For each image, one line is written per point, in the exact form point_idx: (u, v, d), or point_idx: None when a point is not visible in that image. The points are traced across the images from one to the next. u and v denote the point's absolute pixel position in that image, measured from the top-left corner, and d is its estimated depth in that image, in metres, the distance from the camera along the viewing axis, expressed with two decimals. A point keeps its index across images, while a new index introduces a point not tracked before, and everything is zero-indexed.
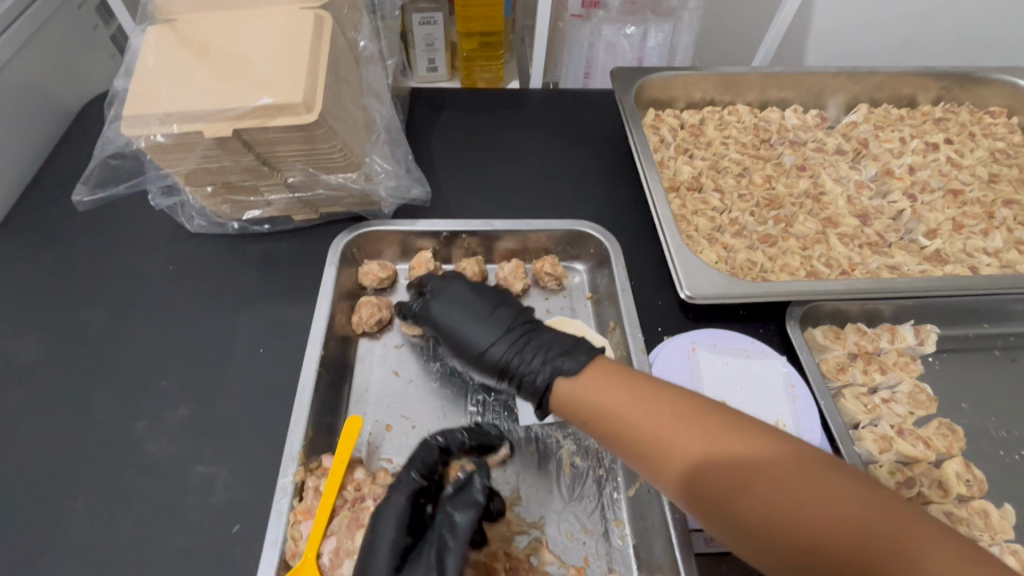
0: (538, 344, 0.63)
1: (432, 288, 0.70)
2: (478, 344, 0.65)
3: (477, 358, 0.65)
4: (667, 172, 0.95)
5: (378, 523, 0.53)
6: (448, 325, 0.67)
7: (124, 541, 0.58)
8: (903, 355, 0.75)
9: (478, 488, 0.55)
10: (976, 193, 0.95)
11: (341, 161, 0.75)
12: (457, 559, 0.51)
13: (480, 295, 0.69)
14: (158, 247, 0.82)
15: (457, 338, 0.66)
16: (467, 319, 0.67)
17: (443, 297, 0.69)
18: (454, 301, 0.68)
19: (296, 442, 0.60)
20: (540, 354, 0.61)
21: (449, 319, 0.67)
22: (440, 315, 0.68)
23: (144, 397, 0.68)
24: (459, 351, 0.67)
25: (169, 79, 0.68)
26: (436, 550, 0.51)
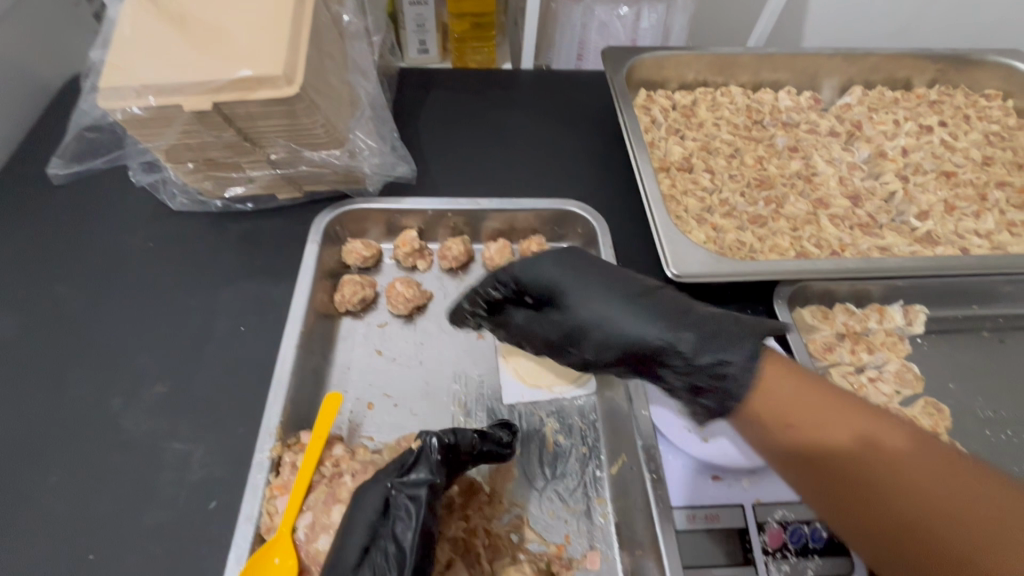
0: (692, 320, 0.56)
1: (548, 267, 0.62)
2: (624, 327, 0.58)
3: (623, 343, 0.58)
4: (658, 152, 0.93)
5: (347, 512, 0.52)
6: (580, 307, 0.61)
7: (98, 517, 0.58)
8: (891, 335, 0.74)
9: (427, 466, 0.54)
10: (969, 175, 0.94)
11: (324, 137, 0.73)
12: (414, 535, 0.49)
13: (607, 272, 0.62)
14: (138, 225, 0.80)
15: (593, 322, 0.60)
16: (602, 300, 0.60)
17: (578, 278, 0.61)
18: (580, 280, 0.61)
19: (273, 418, 0.60)
20: (708, 330, 0.55)
21: (579, 301, 0.61)
22: (581, 298, 0.61)
23: (122, 374, 0.67)
24: (594, 336, 0.60)
25: (147, 50, 0.66)
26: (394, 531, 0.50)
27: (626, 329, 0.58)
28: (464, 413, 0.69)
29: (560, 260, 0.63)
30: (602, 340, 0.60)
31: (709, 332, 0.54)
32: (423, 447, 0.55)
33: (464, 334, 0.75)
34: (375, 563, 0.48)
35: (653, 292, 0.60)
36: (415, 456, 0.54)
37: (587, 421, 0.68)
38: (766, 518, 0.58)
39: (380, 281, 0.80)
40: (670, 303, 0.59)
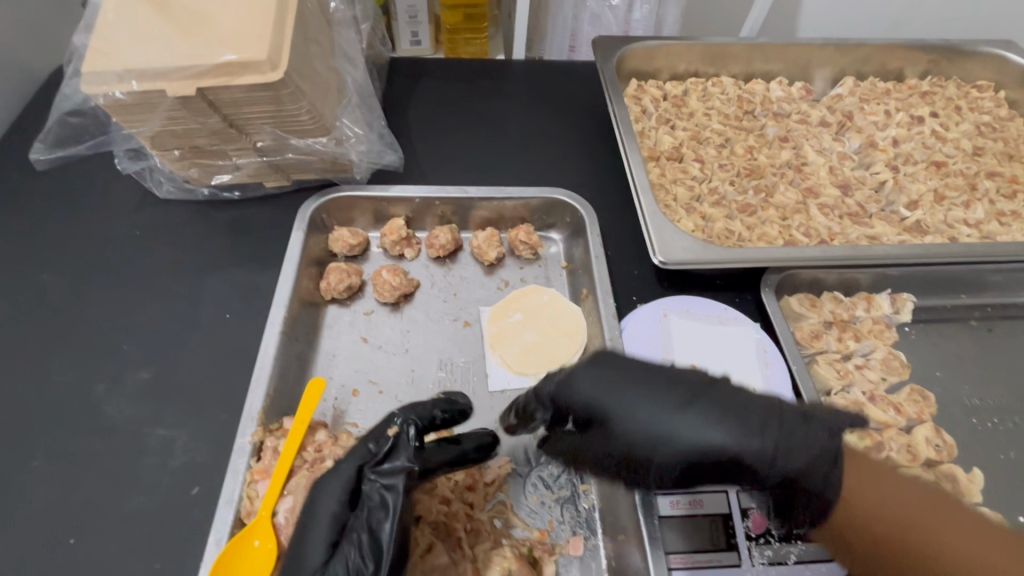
0: (772, 419, 0.46)
1: (587, 380, 0.51)
2: (710, 448, 0.46)
3: (709, 466, 0.46)
4: (648, 142, 0.93)
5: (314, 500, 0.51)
6: (643, 431, 0.48)
7: (79, 503, 0.58)
8: (879, 323, 0.74)
9: (404, 454, 0.53)
10: (960, 165, 0.94)
11: (311, 123, 0.72)
12: (392, 527, 0.48)
13: (664, 375, 0.49)
14: (123, 212, 0.80)
15: (669, 446, 0.47)
16: (659, 419, 0.47)
17: (611, 388, 0.50)
18: (629, 391, 0.49)
19: (255, 404, 0.60)
20: (787, 443, 0.45)
21: (639, 423, 0.48)
22: (623, 413, 0.49)
23: (106, 362, 0.67)
24: (671, 464, 0.47)
25: (128, 33, 0.64)
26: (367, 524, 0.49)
27: (712, 453, 0.46)
28: None
29: (595, 364, 0.51)
30: (684, 467, 0.47)
31: (796, 439, 0.45)
32: (398, 433, 0.54)
33: (450, 322, 0.75)
34: (348, 555, 0.47)
35: (712, 386, 0.48)
36: (391, 443, 0.53)
37: None
38: (749, 504, 0.57)
39: (367, 269, 0.80)
40: (739, 394, 0.47)
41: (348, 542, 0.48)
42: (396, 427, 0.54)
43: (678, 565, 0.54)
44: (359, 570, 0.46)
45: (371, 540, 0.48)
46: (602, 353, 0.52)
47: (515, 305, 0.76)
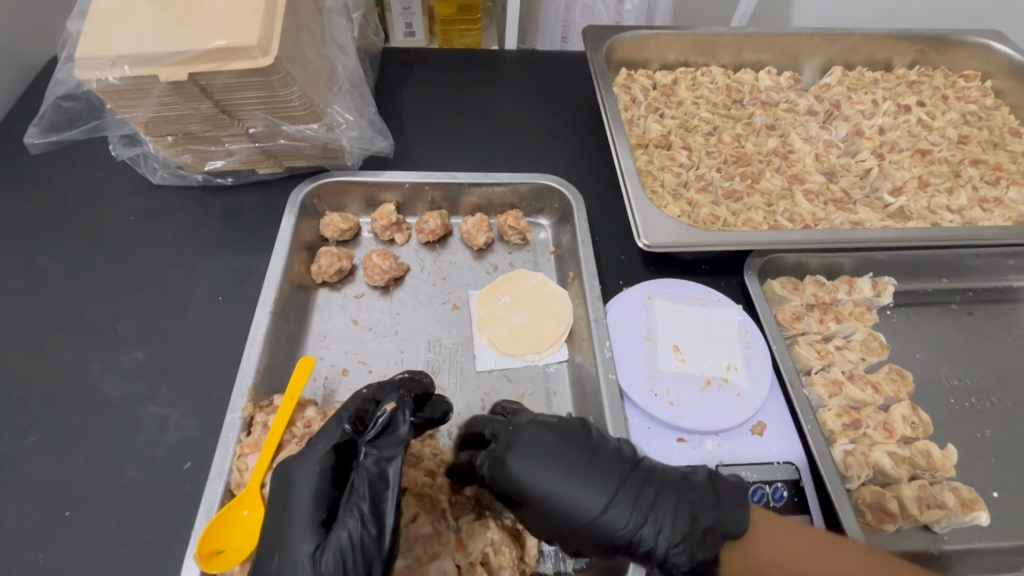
0: (681, 508, 0.50)
1: (519, 462, 0.53)
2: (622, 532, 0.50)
3: (607, 546, 0.51)
4: (636, 130, 0.94)
5: (296, 481, 0.49)
6: (566, 513, 0.51)
7: (74, 477, 0.59)
8: (860, 306, 0.75)
9: (402, 428, 0.52)
10: (944, 153, 0.95)
11: (302, 109, 0.72)
12: (393, 497, 0.48)
13: (588, 460, 0.52)
14: (118, 197, 0.81)
15: (588, 529, 0.50)
16: (567, 496, 0.51)
17: (534, 466, 0.52)
18: (556, 474, 0.52)
19: (246, 380, 0.62)
20: (675, 533, 0.49)
21: (564, 508, 0.51)
22: (539, 491, 0.51)
23: (101, 342, 0.68)
24: (588, 544, 0.51)
25: (120, 21, 0.65)
26: (366, 495, 0.48)
27: (625, 538, 0.50)
28: (436, 379, 0.70)
29: (525, 445, 0.53)
30: (599, 547, 0.51)
31: (699, 524, 0.49)
32: (395, 409, 0.53)
33: (440, 305, 0.76)
34: (350, 525, 0.46)
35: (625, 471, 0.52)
36: (389, 417, 0.52)
37: (558, 387, 0.71)
38: None
39: (358, 254, 0.81)
40: (656, 477, 0.52)
41: (349, 513, 0.47)
42: (393, 403, 0.53)
43: None
44: (362, 538, 0.46)
45: (373, 510, 0.47)
46: (534, 431, 0.54)
47: (503, 289, 0.78)
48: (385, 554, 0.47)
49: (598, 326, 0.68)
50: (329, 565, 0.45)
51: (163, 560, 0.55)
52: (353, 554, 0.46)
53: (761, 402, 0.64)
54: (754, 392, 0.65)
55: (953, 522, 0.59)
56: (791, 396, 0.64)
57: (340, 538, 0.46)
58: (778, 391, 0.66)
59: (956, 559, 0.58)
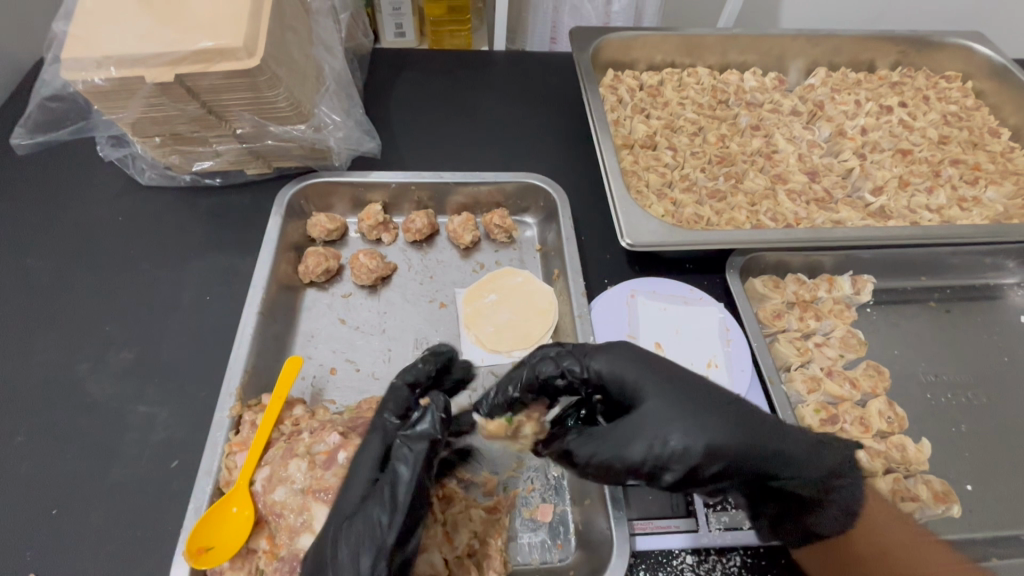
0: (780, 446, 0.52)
1: (635, 360, 0.54)
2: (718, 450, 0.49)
3: (750, 446, 0.50)
4: (622, 131, 0.95)
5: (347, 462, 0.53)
6: (716, 405, 0.52)
7: (61, 476, 0.59)
8: (839, 303, 0.77)
9: (429, 422, 0.53)
10: (925, 153, 0.97)
11: (289, 110, 0.72)
12: (407, 488, 0.49)
13: (695, 383, 0.53)
14: (107, 198, 0.81)
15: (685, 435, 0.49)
16: (692, 388, 0.53)
17: (648, 364, 0.54)
18: (670, 370, 0.54)
19: (234, 379, 0.62)
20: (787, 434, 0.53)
21: (708, 399, 0.52)
22: (667, 384, 0.52)
23: (89, 342, 0.69)
24: (738, 444, 0.50)
25: (106, 23, 0.65)
26: (390, 481, 0.50)
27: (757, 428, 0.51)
28: None
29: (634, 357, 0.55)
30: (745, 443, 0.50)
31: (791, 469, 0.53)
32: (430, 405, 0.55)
33: (427, 303, 0.77)
34: (371, 508, 0.48)
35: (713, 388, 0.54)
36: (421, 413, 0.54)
37: None
38: None
39: (345, 253, 0.82)
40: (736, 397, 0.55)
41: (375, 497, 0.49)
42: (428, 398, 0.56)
43: (640, 529, 0.58)
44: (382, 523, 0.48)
45: (391, 496, 0.49)
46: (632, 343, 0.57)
47: (489, 287, 0.78)
48: (395, 540, 0.47)
49: (583, 322, 0.69)
50: (348, 541, 0.47)
51: (151, 556, 0.55)
52: (368, 537, 0.47)
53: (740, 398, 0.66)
54: (735, 388, 0.66)
55: (927, 514, 0.60)
56: (770, 392, 0.66)
57: (364, 518, 0.48)
58: (758, 388, 0.67)
59: None
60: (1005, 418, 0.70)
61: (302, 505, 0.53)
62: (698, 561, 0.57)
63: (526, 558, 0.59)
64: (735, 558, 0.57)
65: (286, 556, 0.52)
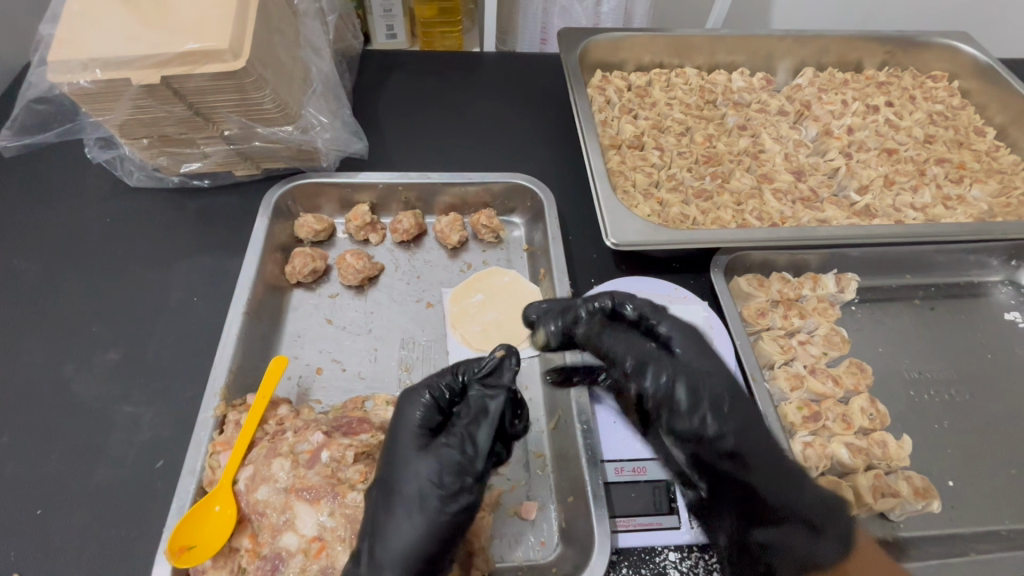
0: (777, 469, 0.58)
1: (703, 357, 0.64)
2: (738, 440, 0.59)
3: (762, 453, 0.58)
4: (610, 131, 0.96)
5: (405, 405, 0.56)
6: (748, 412, 0.61)
7: (46, 476, 0.60)
8: (823, 301, 0.77)
9: (505, 373, 0.59)
10: (911, 152, 0.97)
11: (276, 112, 0.73)
12: (488, 428, 0.55)
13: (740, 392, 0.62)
14: (95, 200, 0.82)
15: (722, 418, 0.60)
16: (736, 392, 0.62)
17: (712, 365, 0.63)
18: (723, 377, 0.62)
19: (218, 379, 0.63)
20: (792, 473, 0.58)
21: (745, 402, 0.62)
22: (720, 386, 0.62)
23: (75, 343, 0.69)
24: (752, 445, 0.59)
25: (93, 25, 0.65)
26: (469, 421, 0.55)
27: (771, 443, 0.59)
28: (409, 376, 0.71)
29: (705, 353, 0.64)
30: (756, 448, 0.59)
31: (779, 492, 0.56)
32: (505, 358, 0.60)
33: (414, 303, 0.78)
34: (450, 447, 0.53)
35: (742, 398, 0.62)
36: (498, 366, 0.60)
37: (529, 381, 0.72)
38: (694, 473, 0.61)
39: (333, 254, 0.82)
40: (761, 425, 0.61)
41: (450, 434, 0.54)
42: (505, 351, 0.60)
43: (622, 527, 0.58)
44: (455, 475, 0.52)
45: (471, 434, 0.54)
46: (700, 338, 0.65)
47: (476, 287, 0.79)
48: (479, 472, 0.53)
49: None
50: (426, 468, 0.52)
51: (135, 556, 0.56)
52: (449, 466, 0.52)
53: None
54: None
55: (908, 509, 0.61)
56: (753, 389, 0.66)
57: (445, 453, 0.53)
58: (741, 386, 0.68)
59: (912, 546, 0.60)
60: (987, 415, 0.71)
61: (285, 504, 0.54)
62: (680, 558, 0.57)
63: (509, 557, 0.59)
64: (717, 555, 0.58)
65: (268, 553, 0.52)
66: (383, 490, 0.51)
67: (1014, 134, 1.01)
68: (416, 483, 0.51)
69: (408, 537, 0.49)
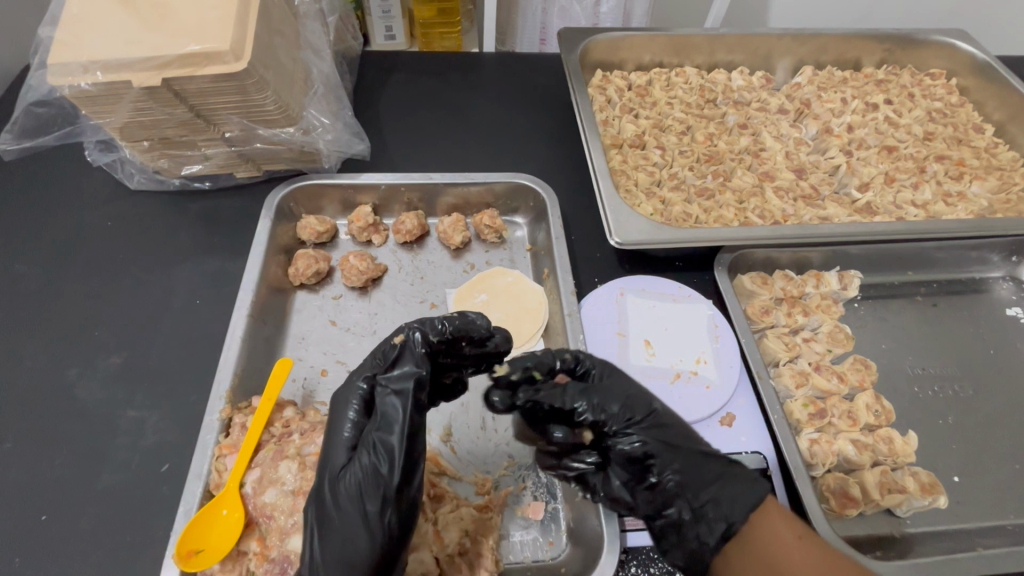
0: (698, 484, 0.52)
1: (622, 386, 0.57)
2: (668, 470, 0.53)
3: (691, 483, 0.52)
4: (611, 131, 0.96)
5: (336, 410, 0.54)
6: (678, 439, 0.55)
7: (50, 482, 0.59)
8: (827, 299, 0.77)
9: (411, 360, 0.54)
10: (910, 149, 0.98)
11: (277, 114, 0.72)
12: (400, 434, 0.49)
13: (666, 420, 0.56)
14: (96, 203, 0.81)
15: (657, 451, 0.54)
16: (668, 420, 0.56)
17: (632, 392, 0.57)
18: (648, 403, 0.57)
19: (223, 382, 0.62)
20: (703, 482, 0.52)
21: (674, 430, 0.55)
22: (647, 415, 0.55)
23: (78, 347, 0.68)
24: (684, 476, 0.53)
25: (93, 27, 0.65)
26: (378, 427, 0.50)
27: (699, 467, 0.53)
28: None
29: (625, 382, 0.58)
30: (689, 479, 0.52)
31: (706, 505, 0.52)
32: (405, 341, 0.55)
33: (418, 305, 0.77)
34: (363, 458, 0.49)
35: (674, 450, 0.54)
36: (399, 352, 0.55)
37: None
38: None
39: (336, 256, 0.82)
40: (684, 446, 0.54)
41: (362, 444, 0.50)
42: (402, 336, 0.56)
43: (630, 526, 0.58)
44: (368, 483, 0.47)
45: (381, 439, 0.49)
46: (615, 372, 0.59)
47: (480, 287, 0.79)
48: (397, 486, 0.47)
49: (572, 319, 0.70)
50: (349, 482, 0.48)
51: (140, 560, 0.55)
52: (366, 481, 0.47)
53: (730, 394, 0.67)
54: (723, 384, 0.67)
55: (914, 505, 0.61)
56: (759, 387, 0.66)
57: (358, 465, 0.49)
58: (747, 383, 0.68)
59: (918, 542, 0.60)
60: (990, 410, 0.71)
61: (293, 506, 0.53)
62: None
63: (518, 557, 0.59)
64: None
65: (276, 557, 0.52)
66: (313, 506, 0.48)
67: (1013, 131, 1.01)
68: (334, 496, 0.48)
69: (341, 558, 0.46)
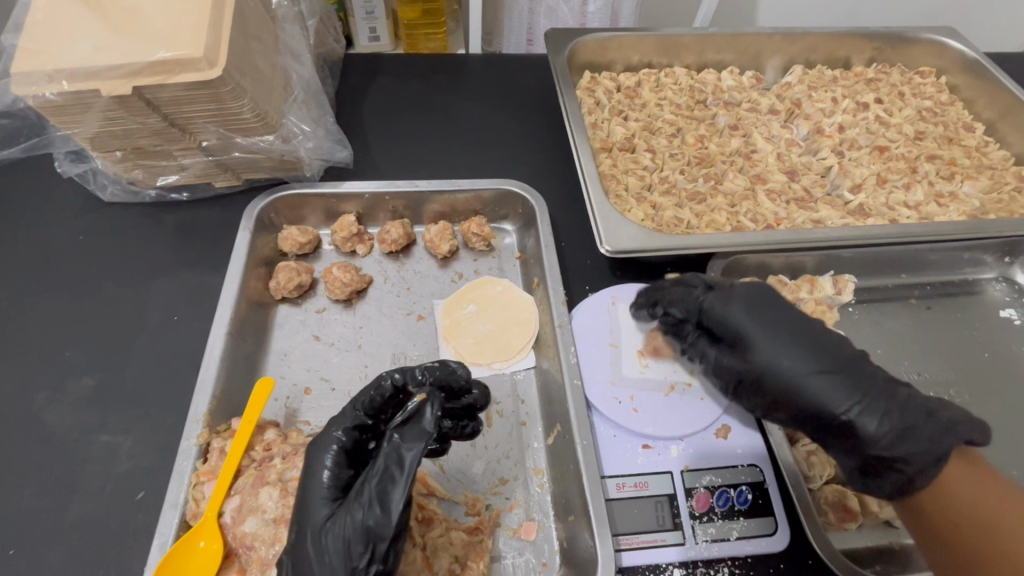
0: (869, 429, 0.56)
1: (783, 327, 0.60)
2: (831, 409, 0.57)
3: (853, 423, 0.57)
4: (600, 134, 0.94)
5: (312, 459, 0.50)
6: (840, 382, 0.58)
7: (17, 514, 0.56)
8: (821, 304, 0.76)
9: (427, 418, 0.49)
10: (901, 150, 0.97)
11: (255, 121, 0.70)
12: (404, 487, 0.47)
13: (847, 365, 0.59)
14: (68, 216, 0.78)
15: (818, 388, 0.58)
16: (835, 365, 0.58)
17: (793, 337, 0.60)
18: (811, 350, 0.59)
19: (201, 405, 0.60)
20: (875, 426, 0.56)
21: (842, 375, 0.58)
22: (811, 362, 0.58)
23: (48, 369, 0.66)
24: (846, 417, 0.57)
25: (58, 33, 0.62)
26: (378, 481, 0.47)
27: (860, 415, 0.56)
28: None
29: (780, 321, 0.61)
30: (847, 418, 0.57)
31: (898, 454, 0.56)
32: (424, 400, 0.50)
33: (404, 317, 0.75)
34: (354, 514, 0.46)
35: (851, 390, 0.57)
36: (418, 406, 0.50)
37: (527, 394, 0.71)
38: (693, 484, 0.60)
39: (318, 267, 0.80)
40: (866, 392, 0.57)
41: (354, 499, 0.47)
42: (424, 393, 0.50)
43: (626, 545, 0.57)
44: (354, 540, 0.46)
45: (382, 494, 0.46)
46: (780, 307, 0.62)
47: (469, 296, 0.77)
48: (390, 537, 0.46)
49: (564, 331, 0.68)
50: (335, 537, 0.46)
51: None
52: (356, 537, 0.46)
53: (725, 406, 0.66)
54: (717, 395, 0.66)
55: None
56: None
57: (345, 518, 0.47)
58: None
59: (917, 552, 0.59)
60: (986, 414, 0.70)
61: (274, 536, 0.52)
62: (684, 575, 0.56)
63: None
64: (723, 570, 0.56)
65: None
66: (296, 554, 0.47)
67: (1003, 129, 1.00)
68: (318, 547, 0.47)
69: None
